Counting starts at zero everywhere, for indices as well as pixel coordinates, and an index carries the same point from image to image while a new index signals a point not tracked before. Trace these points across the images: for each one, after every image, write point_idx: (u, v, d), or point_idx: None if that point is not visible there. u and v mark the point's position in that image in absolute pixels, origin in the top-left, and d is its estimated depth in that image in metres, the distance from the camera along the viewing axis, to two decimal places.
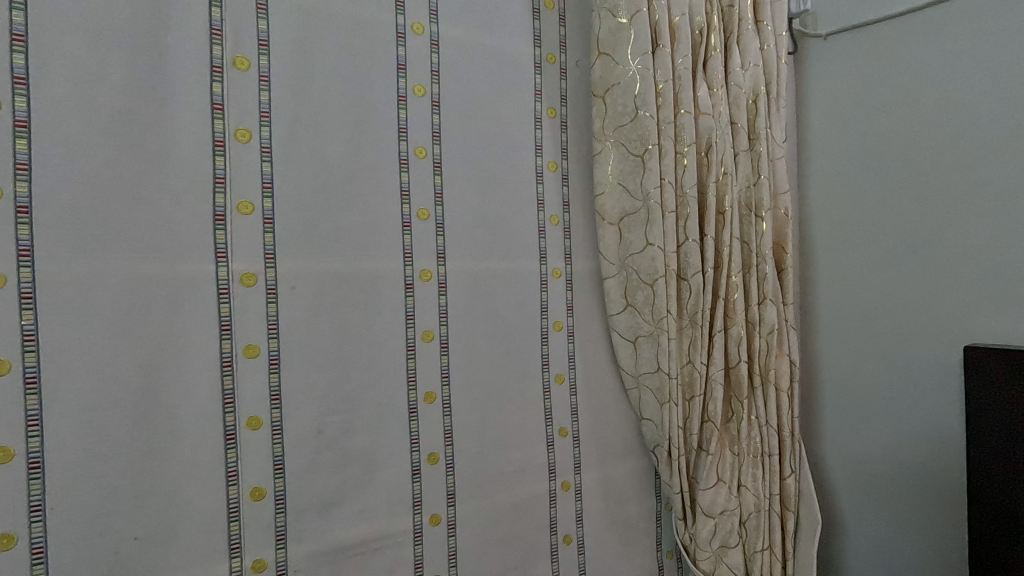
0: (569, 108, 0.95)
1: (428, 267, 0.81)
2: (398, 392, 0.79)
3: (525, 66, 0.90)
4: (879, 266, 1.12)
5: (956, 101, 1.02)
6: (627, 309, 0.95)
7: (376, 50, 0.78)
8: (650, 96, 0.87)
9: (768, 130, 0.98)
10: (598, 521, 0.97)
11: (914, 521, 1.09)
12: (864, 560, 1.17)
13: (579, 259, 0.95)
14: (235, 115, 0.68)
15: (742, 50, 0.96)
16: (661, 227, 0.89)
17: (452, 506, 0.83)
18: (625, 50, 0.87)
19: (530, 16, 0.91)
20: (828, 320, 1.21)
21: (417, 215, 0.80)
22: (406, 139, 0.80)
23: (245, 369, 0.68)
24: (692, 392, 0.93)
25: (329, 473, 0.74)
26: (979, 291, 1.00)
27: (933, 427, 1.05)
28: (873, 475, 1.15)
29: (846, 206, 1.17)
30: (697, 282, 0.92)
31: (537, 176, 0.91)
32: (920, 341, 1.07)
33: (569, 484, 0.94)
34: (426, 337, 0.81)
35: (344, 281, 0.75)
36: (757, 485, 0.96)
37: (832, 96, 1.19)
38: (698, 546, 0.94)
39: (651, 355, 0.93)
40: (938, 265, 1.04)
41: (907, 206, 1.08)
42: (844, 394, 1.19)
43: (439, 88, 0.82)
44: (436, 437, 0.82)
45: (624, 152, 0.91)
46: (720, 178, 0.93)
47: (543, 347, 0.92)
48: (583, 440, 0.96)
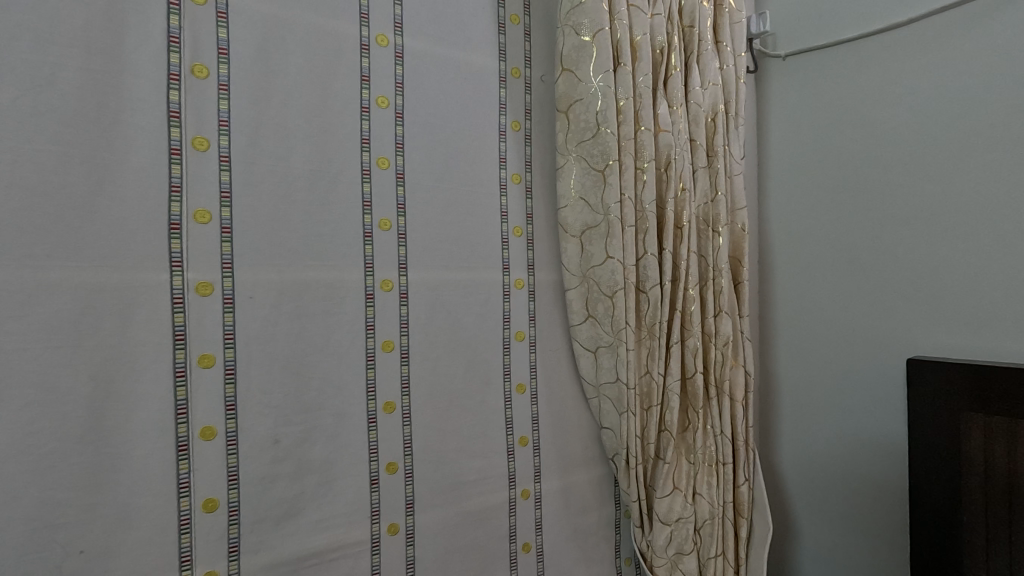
0: (534, 122, 0.96)
1: (390, 277, 0.82)
2: (357, 402, 0.79)
3: (489, 80, 0.91)
4: (832, 280, 1.17)
5: (903, 123, 1.06)
6: (588, 320, 0.96)
7: (339, 61, 0.78)
8: (611, 112, 0.89)
9: (726, 147, 1.01)
10: (558, 528, 0.99)
11: (861, 526, 1.13)
12: (817, 565, 1.21)
13: (542, 270, 0.97)
14: (192, 123, 0.67)
15: (702, 70, 0.99)
16: (621, 241, 0.91)
17: (411, 514, 0.83)
18: (587, 67, 0.89)
19: (495, 30, 0.92)
20: (785, 331, 1.25)
21: (378, 225, 0.81)
22: (369, 150, 0.80)
23: (199, 379, 0.68)
24: (649, 402, 0.96)
25: (285, 483, 0.74)
26: (923, 307, 1.04)
27: (881, 436, 1.09)
28: (826, 481, 1.19)
29: (803, 221, 1.22)
30: (655, 295, 0.94)
31: (501, 188, 0.93)
32: (869, 352, 1.11)
33: (529, 492, 0.95)
34: (386, 346, 0.81)
35: (304, 290, 0.75)
36: (712, 493, 0.98)
37: (790, 115, 1.24)
38: (654, 552, 0.96)
39: (611, 366, 0.95)
40: (886, 280, 1.09)
41: (859, 223, 1.12)
42: (800, 402, 1.23)
43: (403, 100, 0.83)
44: (396, 446, 0.82)
45: (586, 166, 0.92)
46: (679, 194, 0.95)
47: (505, 357, 0.93)
48: (544, 448, 0.97)
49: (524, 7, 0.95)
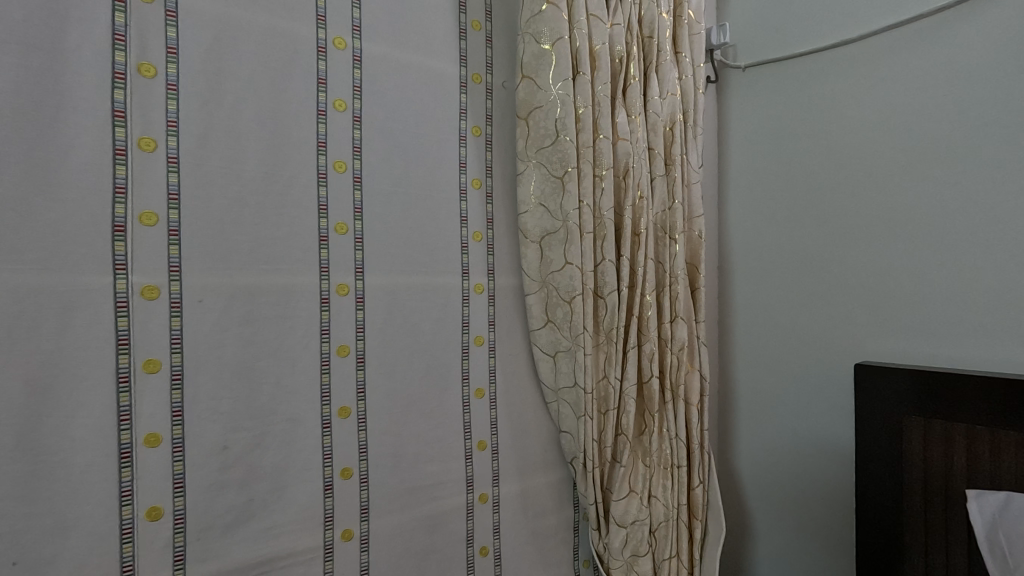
0: (494, 127, 0.97)
1: (346, 281, 0.81)
2: (311, 407, 0.78)
3: (449, 85, 0.92)
4: (787, 287, 1.20)
5: (854, 136, 1.10)
6: (547, 325, 0.97)
7: (295, 63, 0.77)
8: (570, 120, 0.90)
9: (683, 156, 1.04)
10: (516, 532, 0.99)
11: (811, 527, 1.16)
12: (770, 565, 1.24)
13: (502, 275, 0.98)
14: (138, 123, 0.66)
15: (661, 80, 1.01)
16: (579, 247, 0.92)
17: (366, 520, 0.83)
18: (546, 75, 0.90)
19: (456, 36, 0.92)
20: (743, 336, 1.28)
21: (335, 229, 0.80)
22: (325, 153, 0.80)
23: (144, 385, 0.66)
24: (606, 406, 0.97)
25: (235, 490, 0.72)
26: (871, 314, 1.08)
27: (831, 439, 1.13)
28: (780, 483, 1.22)
29: (761, 229, 1.25)
30: (612, 300, 0.96)
31: (461, 193, 0.93)
32: (821, 357, 1.15)
33: (487, 496, 0.95)
34: (342, 351, 0.81)
35: (256, 294, 0.74)
36: (667, 495, 1.00)
37: (749, 125, 1.27)
38: (610, 554, 0.97)
39: (569, 370, 0.96)
40: (838, 288, 1.12)
41: (811, 232, 1.16)
42: (756, 406, 1.26)
43: (361, 104, 0.83)
44: (350, 452, 0.82)
45: (545, 173, 0.93)
46: (636, 202, 0.97)
47: (464, 362, 0.93)
48: (502, 452, 0.98)
49: (486, 13, 0.96)
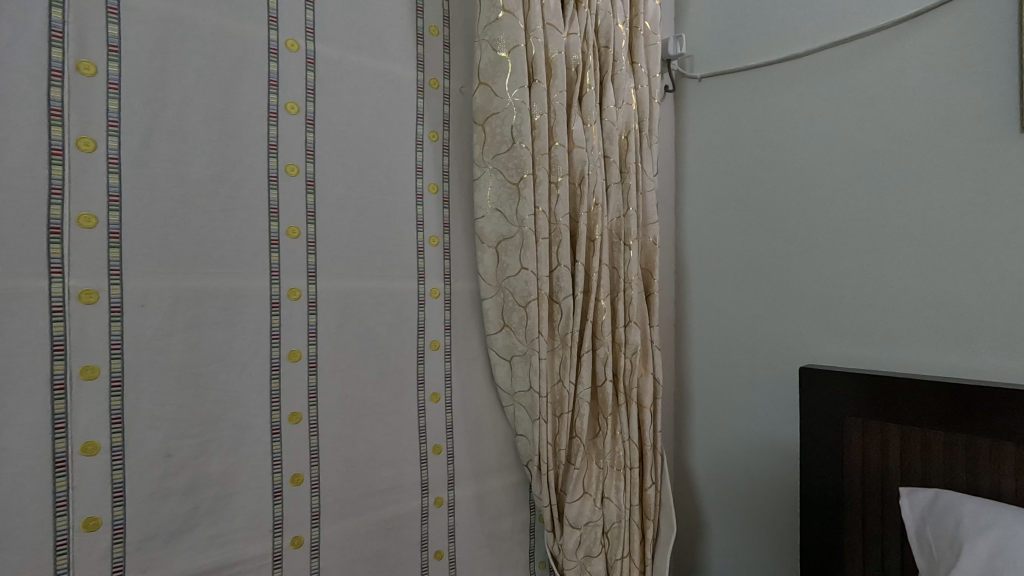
0: (452, 132, 0.97)
1: (298, 285, 0.81)
2: (259, 413, 0.77)
3: (405, 89, 0.91)
4: (739, 292, 1.24)
5: (801, 148, 1.14)
6: (503, 330, 0.98)
7: (246, 64, 0.76)
8: (525, 127, 0.91)
9: (638, 164, 1.07)
10: (471, 535, 1.00)
11: (760, 524, 1.20)
12: (722, 563, 1.27)
13: (458, 280, 0.98)
14: (76, 123, 0.64)
15: (616, 89, 1.03)
16: (535, 253, 0.93)
17: (316, 526, 0.82)
18: (503, 82, 0.91)
19: (413, 41, 0.92)
20: (698, 340, 1.31)
21: (286, 233, 0.79)
22: (276, 156, 0.79)
23: (80, 392, 0.64)
24: (561, 409, 0.98)
25: (178, 499, 0.71)
26: (817, 319, 1.12)
27: (779, 440, 1.17)
28: (732, 483, 1.25)
29: (716, 235, 1.28)
30: (567, 305, 0.97)
31: (417, 198, 0.93)
32: (770, 361, 1.19)
33: (441, 500, 0.96)
34: (292, 356, 0.80)
35: (202, 298, 0.73)
36: (620, 496, 1.02)
37: (704, 134, 1.30)
38: (564, 556, 0.98)
39: (524, 374, 0.97)
40: (786, 294, 1.16)
41: (762, 239, 1.20)
42: (710, 407, 1.29)
43: (314, 107, 0.82)
44: (301, 457, 0.81)
45: (501, 179, 0.94)
46: (592, 208, 0.99)
47: (419, 366, 0.93)
48: (458, 456, 0.98)
49: (444, 19, 0.96)
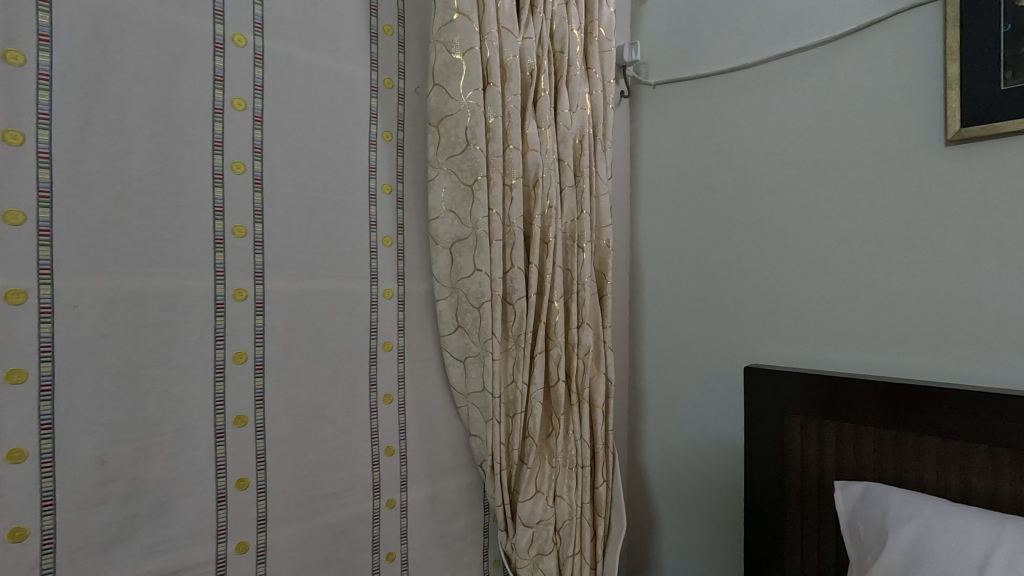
0: (406, 133, 0.97)
1: (244, 285, 0.79)
2: (202, 417, 0.75)
3: (357, 88, 0.91)
4: (690, 294, 1.27)
5: (749, 155, 1.18)
6: (457, 331, 0.99)
7: (189, 58, 0.74)
8: (480, 129, 0.92)
9: (592, 168, 1.09)
10: (424, 536, 0.99)
11: (708, 519, 1.24)
12: (672, 558, 1.31)
13: (412, 281, 0.98)
14: (3, 115, 0.61)
15: (571, 94, 1.05)
16: (488, 254, 0.94)
17: (263, 531, 0.80)
18: (457, 84, 0.91)
19: (367, 40, 0.92)
20: (652, 340, 1.34)
21: (231, 232, 0.77)
22: (222, 153, 0.76)
23: (6, 397, 0.61)
24: (514, 409, 0.99)
25: (114, 506, 0.68)
26: (762, 321, 1.16)
27: (725, 437, 1.21)
28: (682, 480, 1.29)
29: (668, 238, 1.31)
30: (520, 306, 0.98)
31: (370, 198, 0.93)
32: (718, 360, 1.23)
33: (394, 501, 0.95)
34: (238, 358, 0.78)
35: (141, 298, 0.70)
36: (571, 494, 1.04)
37: (658, 140, 1.33)
38: (517, 554, 0.99)
39: (478, 375, 0.98)
40: (733, 296, 1.20)
41: (712, 242, 1.24)
42: (661, 406, 1.32)
43: (262, 104, 0.80)
44: (247, 461, 0.79)
45: (455, 180, 0.94)
46: (546, 211, 1.01)
47: (371, 368, 0.93)
48: (411, 457, 0.98)
49: (398, 19, 0.95)
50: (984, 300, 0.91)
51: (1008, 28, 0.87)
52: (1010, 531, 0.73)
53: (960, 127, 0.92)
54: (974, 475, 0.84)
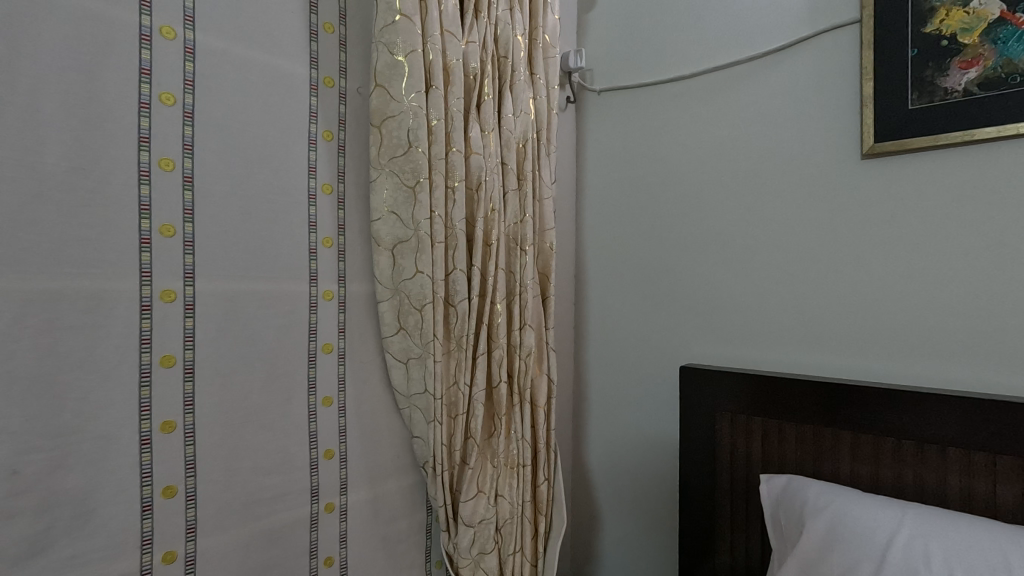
0: (348, 133, 0.96)
1: (173, 287, 0.76)
2: (126, 423, 0.72)
3: (296, 86, 0.89)
4: (631, 295, 1.31)
5: (686, 163, 1.23)
6: (400, 332, 0.99)
7: (113, 49, 0.71)
8: (422, 132, 0.92)
9: (535, 172, 1.11)
10: (364, 540, 0.99)
11: (647, 514, 1.28)
12: (613, 553, 1.35)
13: (354, 282, 0.97)
14: None
15: (515, 98, 1.07)
16: (430, 256, 0.94)
17: (192, 540, 0.78)
18: (399, 85, 0.91)
19: (306, 38, 0.90)
20: (596, 341, 1.37)
21: (159, 231, 0.75)
22: (148, 149, 0.74)
23: None
24: (456, 411, 1.00)
25: (27, 518, 0.65)
26: (697, 322, 1.21)
27: (663, 434, 1.25)
28: (623, 477, 1.33)
29: (611, 241, 1.35)
30: (462, 308, 0.99)
31: (310, 198, 0.91)
32: (656, 360, 1.27)
33: (333, 505, 0.94)
34: (166, 361, 0.75)
35: (58, 300, 0.67)
36: (513, 493, 1.06)
37: (602, 145, 1.36)
38: (458, 554, 1.00)
39: (420, 376, 0.98)
40: (671, 298, 1.25)
41: (652, 246, 1.28)
42: (604, 405, 1.36)
43: (193, 99, 0.77)
44: (175, 468, 0.76)
45: (398, 182, 0.94)
46: (488, 214, 1.02)
47: (310, 371, 0.91)
48: (351, 460, 0.97)
49: (339, 17, 0.94)
50: (894, 303, 0.98)
51: (915, 52, 0.95)
52: (912, 517, 0.79)
53: (874, 142, 0.98)
54: (882, 466, 0.91)
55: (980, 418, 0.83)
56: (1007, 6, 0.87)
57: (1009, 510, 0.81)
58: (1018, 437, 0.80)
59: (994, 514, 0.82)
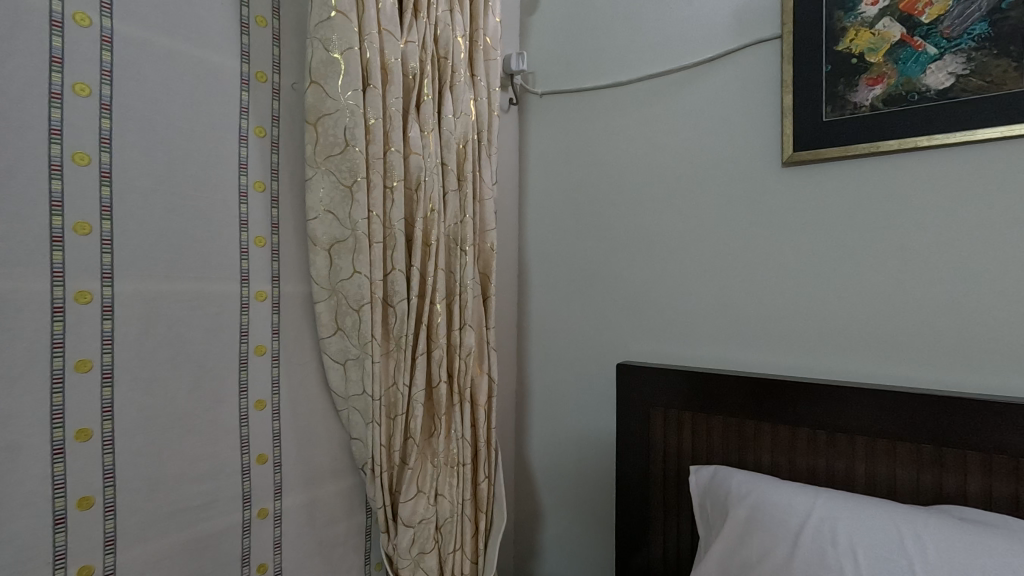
0: (282, 129, 0.94)
1: (89, 288, 0.72)
2: (35, 433, 0.68)
3: (225, 80, 0.86)
4: (571, 296, 1.34)
5: (624, 166, 1.26)
6: (337, 333, 0.97)
7: (18, 35, 0.66)
8: (359, 130, 0.91)
9: (475, 173, 1.12)
10: (300, 544, 0.97)
11: (587, 509, 1.32)
12: (555, 549, 1.37)
13: (288, 282, 0.95)
14: None
15: (455, 99, 1.07)
16: (368, 256, 0.94)
17: (112, 553, 0.74)
18: (335, 83, 0.90)
19: (237, 30, 0.88)
20: (538, 340, 1.40)
21: (73, 229, 0.71)
22: (60, 142, 0.69)
23: None
24: (395, 411, 0.99)
25: None
26: (633, 321, 1.25)
27: (601, 430, 1.29)
28: (564, 473, 1.36)
29: (553, 242, 1.37)
30: (402, 308, 0.99)
31: (241, 195, 0.88)
32: (594, 358, 1.31)
33: (266, 510, 0.92)
34: (81, 366, 0.71)
35: None
36: (453, 492, 1.07)
37: (543, 147, 1.39)
38: (398, 555, 1.00)
39: (359, 377, 0.97)
40: (609, 297, 1.29)
41: (591, 247, 1.31)
42: (546, 402, 1.39)
43: (111, 90, 0.74)
44: (92, 478, 0.72)
45: (334, 181, 0.93)
46: (428, 214, 1.02)
47: (241, 374, 0.89)
48: (286, 464, 0.95)
49: (273, 10, 0.92)
50: (811, 303, 1.05)
51: (829, 69, 1.01)
52: (822, 501, 0.85)
53: (793, 151, 1.05)
54: (798, 455, 0.97)
55: (883, 408, 0.90)
56: (906, 29, 0.94)
57: (907, 492, 0.88)
58: (915, 424, 0.88)
59: (894, 496, 0.89)
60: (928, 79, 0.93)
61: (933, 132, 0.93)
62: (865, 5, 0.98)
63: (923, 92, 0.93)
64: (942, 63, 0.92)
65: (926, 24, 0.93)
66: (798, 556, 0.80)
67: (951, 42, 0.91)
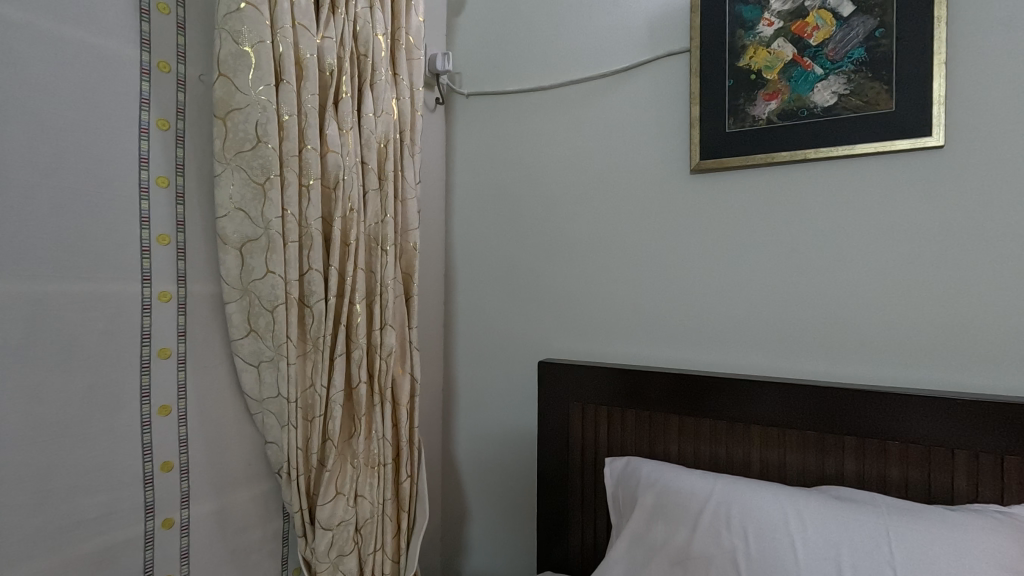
0: (188, 122, 0.90)
1: None
2: None
3: (122, 68, 0.81)
4: (496, 295, 1.36)
5: (546, 168, 1.30)
6: (250, 335, 0.95)
7: None
8: (272, 127, 0.89)
9: (396, 172, 1.12)
10: (210, 554, 0.93)
11: (510, 503, 1.35)
12: (480, 545, 1.39)
13: (196, 282, 0.91)
14: None
15: (375, 97, 1.07)
16: (282, 255, 0.92)
17: None
18: (246, 76, 0.87)
19: (136, 17, 0.83)
20: (464, 339, 1.41)
21: None
22: None
23: None
24: (311, 413, 0.98)
25: None
26: (555, 320, 1.29)
27: (525, 426, 1.32)
28: (489, 469, 1.38)
29: (478, 241, 1.39)
30: (319, 309, 0.98)
31: (141, 191, 0.84)
32: (518, 356, 1.34)
33: (172, 520, 0.88)
34: None
35: None
36: (373, 492, 1.06)
37: (469, 147, 1.40)
38: (315, 559, 0.98)
39: (273, 379, 0.95)
40: (531, 297, 1.32)
41: (515, 247, 1.34)
42: (472, 400, 1.40)
43: None
44: None
45: (246, 178, 0.90)
46: (347, 213, 1.01)
47: (143, 378, 0.84)
48: (194, 471, 0.91)
49: None
50: (714, 303, 1.12)
51: (731, 83, 1.09)
52: (720, 486, 0.91)
53: (700, 159, 1.11)
54: (703, 444, 1.04)
55: (775, 398, 0.98)
56: (797, 50, 1.03)
57: (795, 475, 0.96)
58: (803, 414, 0.96)
59: (785, 479, 0.97)
60: (815, 97, 1.01)
61: (820, 145, 1.02)
62: (763, 26, 1.05)
63: (811, 108, 1.02)
64: (827, 83, 1.00)
65: (813, 46, 1.01)
66: (697, 540, 0.86)
67: (835, 64, 1.00)
